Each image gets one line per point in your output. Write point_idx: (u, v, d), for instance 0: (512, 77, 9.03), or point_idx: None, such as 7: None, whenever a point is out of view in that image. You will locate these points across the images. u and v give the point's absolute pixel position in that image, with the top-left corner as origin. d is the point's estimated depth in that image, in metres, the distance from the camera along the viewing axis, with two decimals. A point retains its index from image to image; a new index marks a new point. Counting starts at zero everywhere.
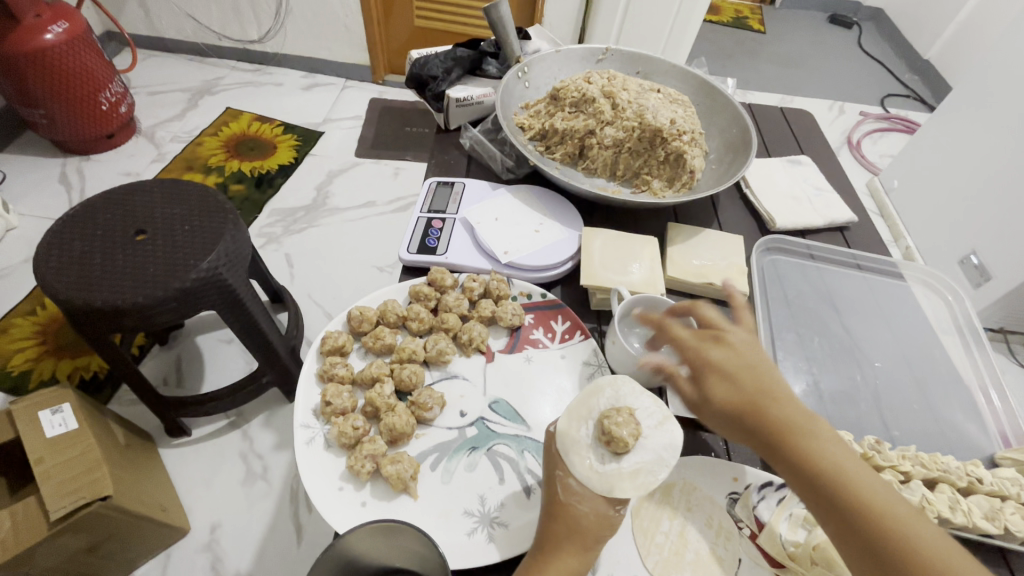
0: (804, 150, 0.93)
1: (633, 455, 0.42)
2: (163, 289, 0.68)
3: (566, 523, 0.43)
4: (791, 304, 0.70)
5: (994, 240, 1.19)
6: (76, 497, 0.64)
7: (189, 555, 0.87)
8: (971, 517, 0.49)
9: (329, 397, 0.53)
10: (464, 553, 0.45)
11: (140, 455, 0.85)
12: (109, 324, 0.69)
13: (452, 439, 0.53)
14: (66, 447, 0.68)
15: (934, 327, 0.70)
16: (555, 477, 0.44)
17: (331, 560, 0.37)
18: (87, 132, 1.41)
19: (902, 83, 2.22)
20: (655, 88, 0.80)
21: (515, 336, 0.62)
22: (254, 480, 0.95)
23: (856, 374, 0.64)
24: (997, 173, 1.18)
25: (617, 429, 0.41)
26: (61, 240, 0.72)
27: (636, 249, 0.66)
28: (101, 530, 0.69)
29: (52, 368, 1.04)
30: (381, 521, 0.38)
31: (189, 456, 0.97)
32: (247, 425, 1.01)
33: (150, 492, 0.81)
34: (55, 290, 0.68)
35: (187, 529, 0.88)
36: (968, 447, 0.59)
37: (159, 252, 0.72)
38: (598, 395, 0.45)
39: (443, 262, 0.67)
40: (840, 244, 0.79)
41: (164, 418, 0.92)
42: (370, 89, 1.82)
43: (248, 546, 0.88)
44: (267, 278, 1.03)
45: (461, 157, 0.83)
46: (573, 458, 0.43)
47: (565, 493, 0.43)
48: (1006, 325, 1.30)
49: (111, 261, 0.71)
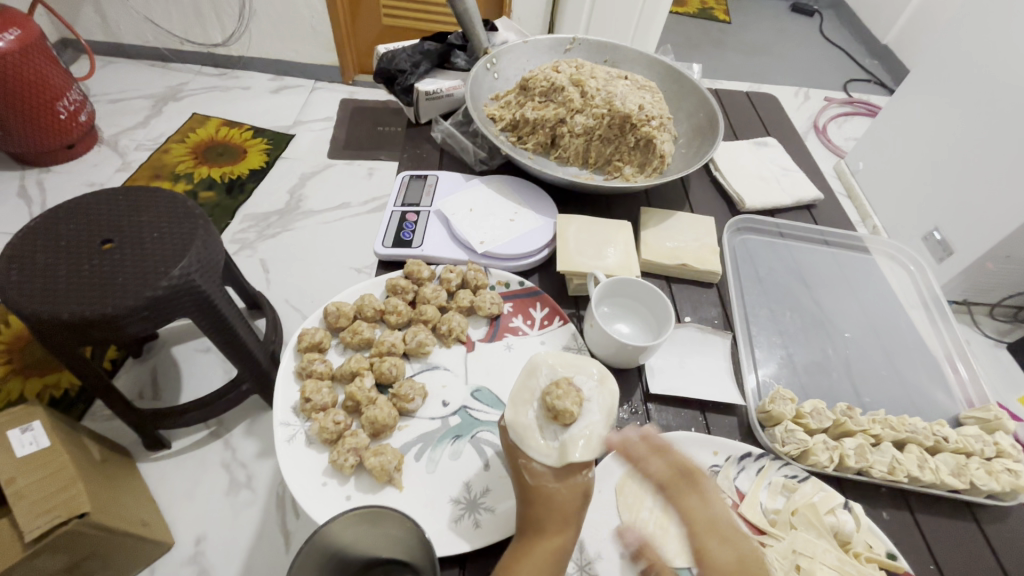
0: (769, 132, 0.95)
1: (580, 422, 0.45)
2: (133, 297, 0.67)
3: (543, 504, 0.43)
4: (762, 280, 0.72)
5: (954, 215, 1.24)
6: (51, 516, 0.63)
7: (175, 569, 0.85)
8: (939, 474, 0.51)
9: (308, 393, 0.52)
10: (452, 540, 0.46)
11: (118, 470, 0.83)
12: (77, 337, 0.67)
13: (435, 429, 0.53)
14: (37, 466, 0.66)
15: (898, 298, 0.73)
16: (519, 465, 0.46)
17: (317, 548, 0.37)
18: (45, 142, 1.36)
19: (862, 69, 2.30)
20: (623, 76, 0.81)
21: (494, 325, 0.62)
22: (238, 489, 0.94)
23: (828, 346, 0.65)
24: (956, 150, 1.23)
25: (559, 402, 0.45)
26: (23, 252, 0.70)
27: (611, 233, 0.67)
28: (80, 549, 0.67)
29: (19, 387, 1.00)
30: (365, 507, 0.37)
31: (169, 469, 0.95)
32: (229, 434, 1.00)
33: (131, 507, 0.79)
34: (19, 303, 0.65)
35: (171, 543, 0.86)
36: (935, 411, 0.61)
37: (128, 260, 0.70)
38: (536, 375, 0.48)
39: (419, 254, 0.66)
40: (807, 221, 0.81)
41: (141, 431, 0.90)
42: (340, 89, 1.80)
43: (236, 556, 0.87)
44: (242, 283, 1.01)
45: (433, 150, 0.83)
46: (528, 442, 0.46)
47: (533, 477, 0.45)
48: (970, 297, 1.35)
49: (78, 272, 0.69)
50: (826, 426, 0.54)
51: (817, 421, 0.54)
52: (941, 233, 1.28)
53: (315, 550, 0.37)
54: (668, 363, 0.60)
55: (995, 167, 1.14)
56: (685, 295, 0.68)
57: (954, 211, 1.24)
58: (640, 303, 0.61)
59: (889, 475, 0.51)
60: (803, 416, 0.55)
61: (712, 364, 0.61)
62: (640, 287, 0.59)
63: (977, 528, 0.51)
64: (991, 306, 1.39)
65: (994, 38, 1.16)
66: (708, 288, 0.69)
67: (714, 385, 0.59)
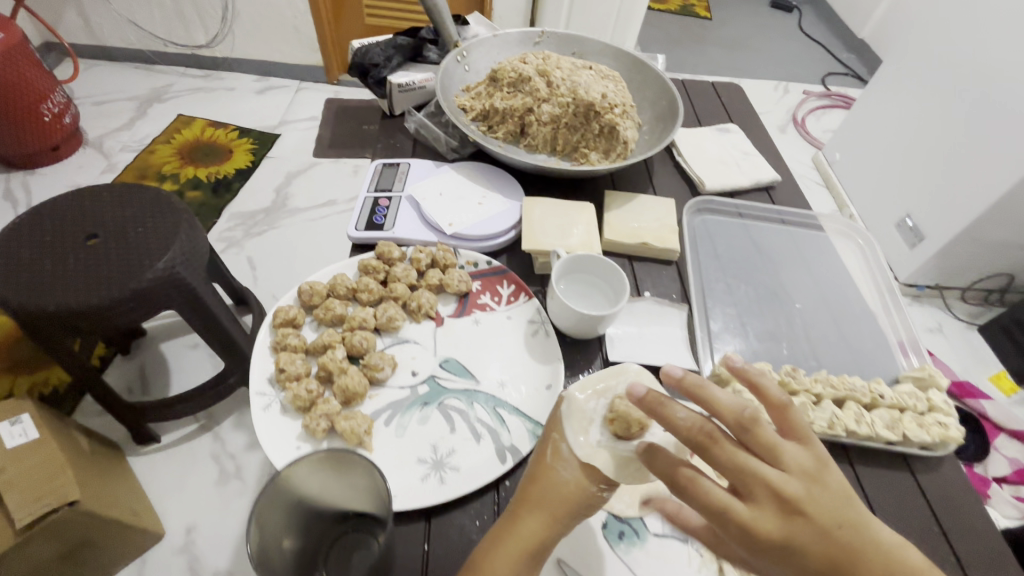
0: (732, 119, 0.99)
1: (634, 441, 0.43)
2: (119, 290, 0.69)
3: (544, 489, 0.44)
4: (720, 257, 0.75)
5: (927, 203, 1.28)
6: (42, 503, 0.65)
7: (166, 558, 0.87)
8: (874, 427, 0.55)
9: (283, 364, 0.55)
10: (417, 495, 0.49)
11: (108, 463, 0.85)
12: (64, 329, 0.70)
13: (404, 397, 0.56)
14: (27, 456, 0.68)
15: (850, 270, 0.77)
16: (550, 439, 0.46)
17: (282, 493, 0.40)
18: (29, 144, 1.38)
19: (840, 62, 2.35)
20: (588, 66, 0.84)
21: (463, 302, 0.65)
22: (227, 480, 0.97)
23: (780, 316, 0.69)
24: (927, 139, 1.28)
25: (629, 412, 0.43)
26: (8, 248, 0.72)
27: (574, 215, 0.71)
28: (71, 536, 0.70)
29: (8, 385, 1.02)
30: (325, 450, 0.40)
31: (158, 462, 0.97)
32: (218, 427, 1.02)
33: (121, 498, 0.82)
34: (4, 295, 0.68)
35: (162, 533, 0.89)
36: (878, 371, 0.65)
37: (113, 254, 0.73)
38: (620, 377, 0.47)
39: (390, 236, 0.69)
40: (766, 202, 0.84)
41: (129, 425, 0.92)
42: (326, 89, 1.83)
43: (225, 546, 0.89)
44: (228, 279, 1.03)
45: (407, 139, 0.86)
46: (573, 425, 0.45)
47: (553, 457, 0.45)
48: (942, 281, 1.40)
49: (63, 266, 0.71)
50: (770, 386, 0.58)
51: None
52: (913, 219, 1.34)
53: (280, 492, 0.40)
54: (626, 334, 0.64)
55: (963, 154, 1.19)
56: (646, 272, 0.72)
57: (925, 198, 1.29)
58: (600, 277, 0.64)
59: (828, 429, 0.55)
60: None
61: (667, 333, 0.64)
62: (598, 262, 0.63)
63: (911, 478, 0.55)
64: (962, 290, 1.43)
65: (960, 30, 1.22)
66: (668, 265, 0.73)
67: (669, 353, 0.62)
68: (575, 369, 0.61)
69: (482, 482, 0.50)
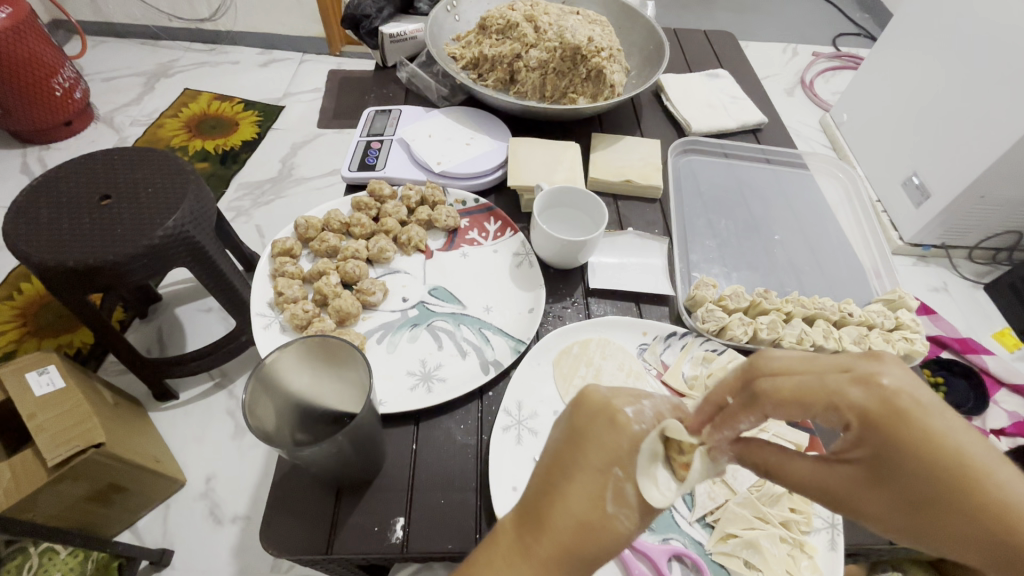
0: (724, 66, 0.99)
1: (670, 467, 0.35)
2: (132, 246, 0.73)
3: (595, 539, 0.32)
4: (703, 195, 0.79)
5: (930, 160, 1.27)
6: (71, 445, 0.70)
7: (189, 504, 0.94)
8: (842, 342, 0.58)
9: (281, 288, 0.59)
10: (406, 401, 0.53)
11: (131, 414, 0.90)
12: (84, 284, 0.74)
13: (395, 319, 0.60)
14: (55, 404, 0.72)
15: (829, 206, 0.80)
16: (608, 475, 0.32)
17: (267, 388, 0.43)
18: (43, 120, 1.43)
19: (852, 22, 2.29)
20: (575, 12, 0.85)
21: (451, 237, 0.68)
22: (242, 433, 1.02)
23: (757, 246, 0.73)
24: (932, 93, 1.25)
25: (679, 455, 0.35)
26: (28, 209, 0.76)
27: (558, 154, 0.73)
28: (97, 476, 0.75)
29: (34, 346, 1.08)
30: (318, 337, 0.45)
31: (176, 416, 1.03)
32: (232, 384, 1.07)
33: (144, 446, 0.87)
34: (28, 253, 0.71)
35: (183, 481, 0.95)
36: (846, 294, 0.69)
37: (126, 212, 0.76)
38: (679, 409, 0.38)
39: (381, 175, 0.73)
40: (752, 143, 0.86)
41: (149, 382, 0.97)
42: (327, 61, 1.84)
43: (242, 493, 0.95)
44: (237, 244, 1.06)
45: (399, 89, 0.90)
46: (647, 465, 0.33)
47: (616, 503, 0.32)
48: (947, 240, 1.38)
49: (80, 224, 0.75)
50: (743, 305, 0.61)
51: (735, 302, 0.61)
52: (920, 177, 1.31)
53: (269, 379, 0.44)
54: (608, 264, 0.66)
55: (968, 107, 1.16)
56: (629, 209, 0.74)
57: (930, 154, 1.27)
58: (583, 212, 0.67)
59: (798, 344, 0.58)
60: (724, 299, 0.61)
61: (647, 263, 0.67)
62: (582, 197, 0.65)
63: None
64: (969, 249, 1.42)
65: None
66: (652, 203, 0.75)
67: (648, 281, 0.65)
68: (558, 296, 0.64)
69: (468, 389, 0.54)
